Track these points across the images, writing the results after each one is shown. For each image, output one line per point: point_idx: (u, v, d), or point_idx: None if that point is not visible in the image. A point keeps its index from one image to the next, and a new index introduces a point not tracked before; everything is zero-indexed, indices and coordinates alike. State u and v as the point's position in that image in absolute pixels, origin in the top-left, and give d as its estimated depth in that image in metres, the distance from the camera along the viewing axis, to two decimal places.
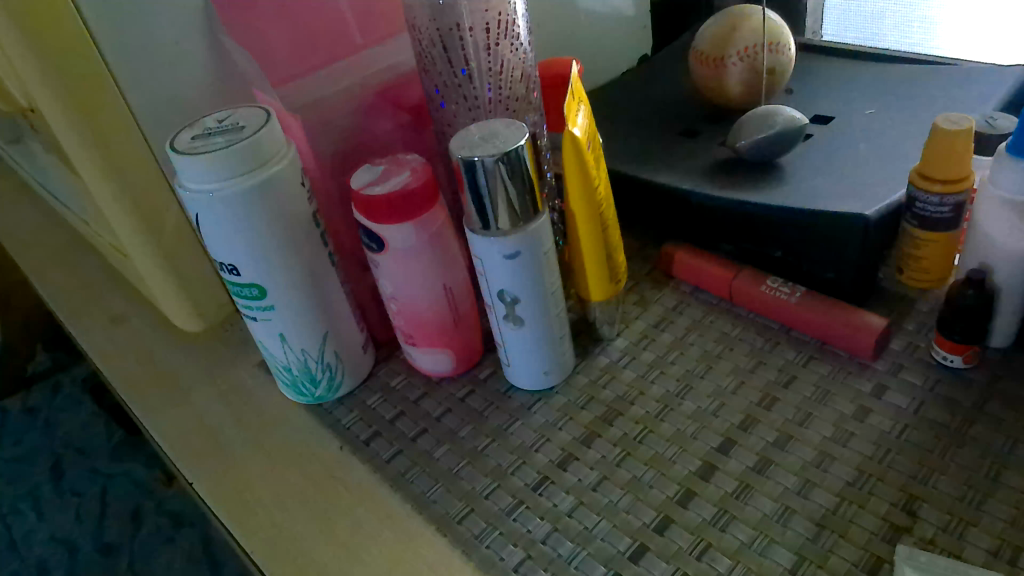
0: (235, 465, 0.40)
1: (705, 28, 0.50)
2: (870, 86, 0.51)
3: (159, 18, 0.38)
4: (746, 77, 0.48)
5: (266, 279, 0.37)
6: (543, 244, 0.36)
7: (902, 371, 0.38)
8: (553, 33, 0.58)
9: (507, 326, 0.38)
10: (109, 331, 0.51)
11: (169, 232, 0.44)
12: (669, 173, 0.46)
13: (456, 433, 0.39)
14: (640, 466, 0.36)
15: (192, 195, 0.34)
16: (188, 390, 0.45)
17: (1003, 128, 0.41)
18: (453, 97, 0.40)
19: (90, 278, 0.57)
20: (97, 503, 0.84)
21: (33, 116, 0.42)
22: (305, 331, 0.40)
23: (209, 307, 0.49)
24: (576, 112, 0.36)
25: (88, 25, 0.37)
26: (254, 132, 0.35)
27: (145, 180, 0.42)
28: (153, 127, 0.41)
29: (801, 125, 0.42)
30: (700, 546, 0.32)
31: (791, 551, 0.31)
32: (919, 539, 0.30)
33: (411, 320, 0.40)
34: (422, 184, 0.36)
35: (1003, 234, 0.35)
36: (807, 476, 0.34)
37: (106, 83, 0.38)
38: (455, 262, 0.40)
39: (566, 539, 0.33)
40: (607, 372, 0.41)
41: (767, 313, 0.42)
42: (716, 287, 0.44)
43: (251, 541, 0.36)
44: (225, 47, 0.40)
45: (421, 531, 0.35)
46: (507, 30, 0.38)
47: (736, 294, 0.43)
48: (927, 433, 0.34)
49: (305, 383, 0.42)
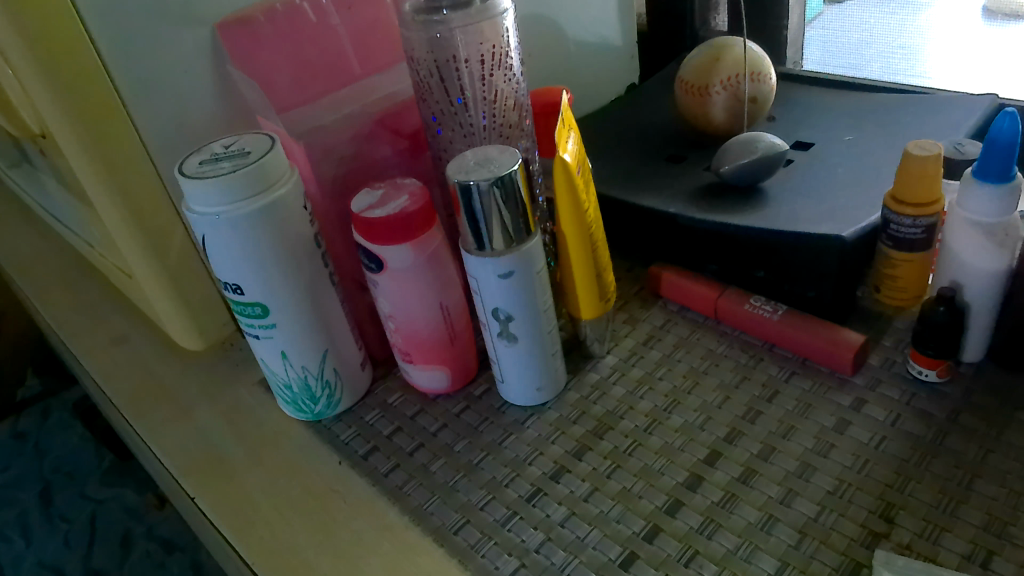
0: (236, 482, 0.41)
1: (690, 59, 0.52)
2: (848, 115, 0.53)
3: (169, 49, 0.40)
4: (730, 106, 0.51)
5: (269, 298, 0.39)
6: (535, 265, 0.37)
7: (880, 386, 0.39)
8: (544, 62, 0.60)
9: (501, 342, 0.40)
10: (112, 351, 0.52)
11: (175, 254, 0.46)
12: (656, 197, 0.48)
13: (452, 447, 0.41)
14: (629, 478, 0.37)
15: (200, 217, 0.36)
16: (189, 409, 0.47)
17: (972, 153, 0.44)
18: (449, 124, 0.42)
19: (92, 299, 0.58)
20: (85, 530, 0.76)
21: (43, 141, 0.43)
22: (306, 350, 0.41)
23: (210, 327, 0.50)
24: (567, 139, 0.38)
25: (101, 55, 0.39)
26: (260, 157, 0.36)
27: (151, 203, 0.43)
28: (160, 152, 0.42)
29: (782, 150, 0.45)
30: (687, 553, 0.33)
31: (775, 557, 0.32)
32: (896, 545, 0.32)
33: (409, 338, 0.42)
34: (419, 208, 0.38)
35: (971, 254, 0.37)
36: (790, 485, 0.35)
37: (117, 110, 0.40)
38: (452, 283, 0.41)
39: (559, 548, 0.34)
40: (597, 388, 0.43)
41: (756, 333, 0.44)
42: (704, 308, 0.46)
43: (252, 554, 0.37)
44: (232, 76, 0.42)
45: (419, 541, 0.36)
46: (501, 61, 0.40)
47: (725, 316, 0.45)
48: (903, 444, 0.36)
49: (304, 400, 0.43)
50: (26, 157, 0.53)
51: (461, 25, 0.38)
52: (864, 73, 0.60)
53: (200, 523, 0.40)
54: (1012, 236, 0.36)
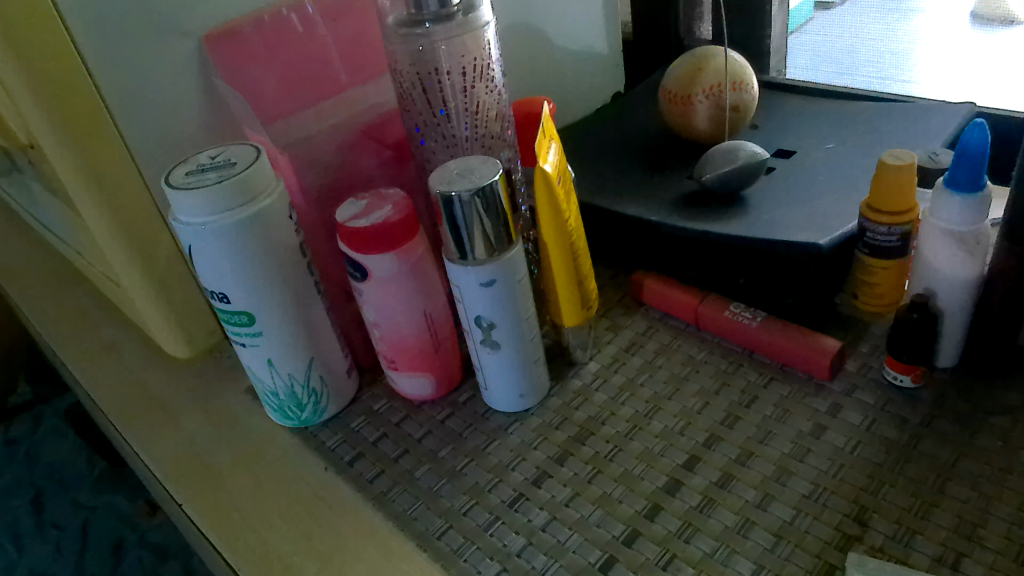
0: (224, 488, 0.41)
1: (673, 68, 0.53)
2: (828, 123, 0.54)
3: (156, 62, 0.41)
4: (712, 115, 0.51)
5: (255, 307, 0.39)
6: (517, 273, 0.38)
7: (856, 391, 0.40)
8: (530, 72, 0.61)
9: (484, 350, 0.40)
10: (101, 359, 0.53)
11: (163, 263, 0.46)
12: (638, 205, 0.49)
13: (436, 453, 0.41)
14: (610, 483, 0.38)
15: (187, 227, 0.36)
16: (177, 416, 0.47)
17: (946, 162, 0.44)
18: (432, 135, 0.42)
19: (82, 307, 0.58)
20: (76, 538, 0.74)
21: (31, 151, 0.44)
22: (292, 357, 0.41)
23: (199, 334, 0.50)
24: (548, 149, 0.39)
25: (89, 67, 0.39)
26: (245, 168, 0.37)
27: (139, 213, 0.44)
28: (148, 163, 0.43)
29: (762, 159, 0.45)
30: (665, 556, 0.34)
31: (751, 560, 0.33)
32: (869, 547, 0.32)
33: (394, 345, 0.42)
34: (402, 217, 0.38)
35: (943, 262, 0.38)
36: (767, 490, 0.36)
37: (104, 120, 0.41)
38: (435, 291, 0.42)
39: (540, 553, 0.35)
40: (580, 394, 0.43)
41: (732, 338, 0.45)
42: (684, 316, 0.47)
43: (239, 559, 0.37)
44: (218, 88, 0.43)
45: (403, 546, 0.36)
46: (482, 73, 0.41)
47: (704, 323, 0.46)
48: (878, 448, 0.37)
49: (291, 407, 0.43)
50: (15, 167, 0.54)
51: (444, 37, 0.39)
52: (852, 78, 0.61)
53: (188, 529, 0.41)
54: (982, 244, 0.37)
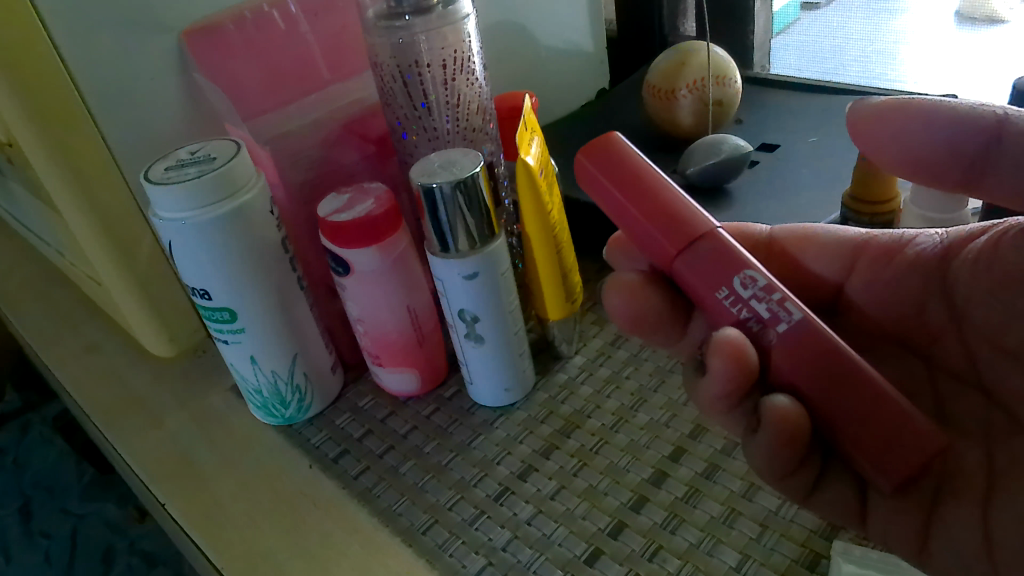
0: (208, 487, 0.41)
1: (656, 65, 0.53)
2: (813, 117, 0.54)
3: (133, 60, 0.41)
4: (697, 109, 0.51)
5: (237, 303, 0.39)
6: (500, 265, 0.38)
7: None
8: (516, 68, 0.61)
9: (468, 343, 0.40)
10: (83, 360, 0.52)
11: (144, 261, 0.46)
12: None
13: (421, 449, 0.41)
14: (595, 475, 0.37)
15: (167, 222, 0.36)
16: (161, 417, 0.46)
17: None
18: (414, 129, 0.42)
19: (65, 308, 0.58)
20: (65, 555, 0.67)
21: (10, 150, 0.43)
22: (275, 354, 0.41)
23: (182, 333, 0.50)
24: (530, 141, 0.39)
25: (68, 66, 0.39)
26: (225, 162, 0.36)
27: (120, 210, 0.43)
28: (128, 160, 0.43)
29: (746, 152, 0.46)
30: (651, 548, 0.33)
31: (737, 550, 0.33)
32: (855, 535, 0.33)
33: (378, 341, 0.42)
34: (385, 210, 0.38)
35: None
36: (752, 480, 0.36)
37: (83, 118, 0.40)
38: (418, 284, 0.41)
39: (526, 546, 0.35)
40: (565, 388, 0.43)
41: (650, 255, 0.33)
42: (604, 201, 0.33)
43: (223, 558, 0.37)
44: (199, 85, 0.43)
45: (388, 542, 0.36)
46: (463, 66, 0.41)
47: (665, 226, 0.32)
48: None
49: (274, 404, 0.43)
50: None
51: (424, 30, 0.39)
52: (840, 78, 0.60)
53: (170, 530, 0.40)
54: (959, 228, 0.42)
